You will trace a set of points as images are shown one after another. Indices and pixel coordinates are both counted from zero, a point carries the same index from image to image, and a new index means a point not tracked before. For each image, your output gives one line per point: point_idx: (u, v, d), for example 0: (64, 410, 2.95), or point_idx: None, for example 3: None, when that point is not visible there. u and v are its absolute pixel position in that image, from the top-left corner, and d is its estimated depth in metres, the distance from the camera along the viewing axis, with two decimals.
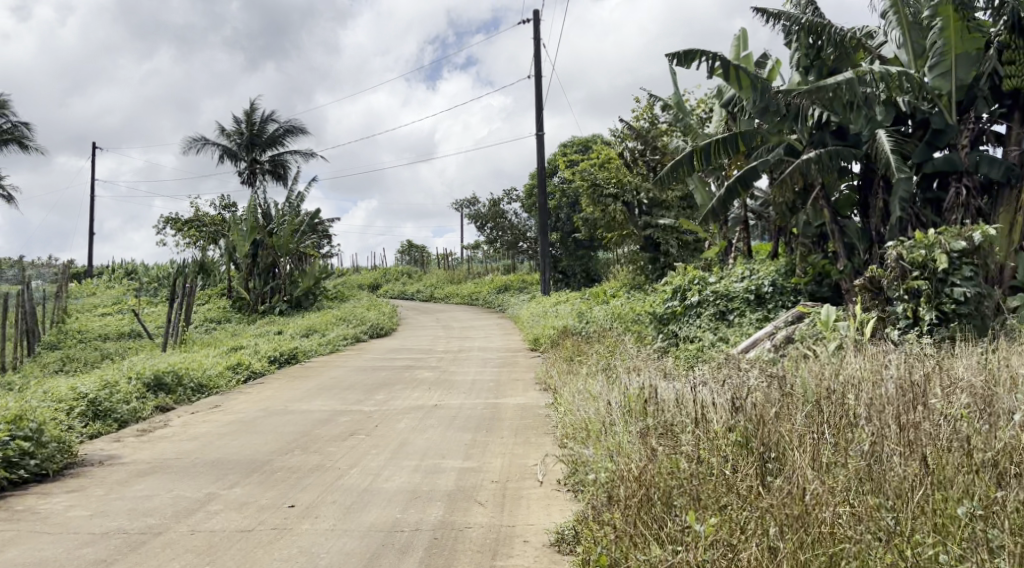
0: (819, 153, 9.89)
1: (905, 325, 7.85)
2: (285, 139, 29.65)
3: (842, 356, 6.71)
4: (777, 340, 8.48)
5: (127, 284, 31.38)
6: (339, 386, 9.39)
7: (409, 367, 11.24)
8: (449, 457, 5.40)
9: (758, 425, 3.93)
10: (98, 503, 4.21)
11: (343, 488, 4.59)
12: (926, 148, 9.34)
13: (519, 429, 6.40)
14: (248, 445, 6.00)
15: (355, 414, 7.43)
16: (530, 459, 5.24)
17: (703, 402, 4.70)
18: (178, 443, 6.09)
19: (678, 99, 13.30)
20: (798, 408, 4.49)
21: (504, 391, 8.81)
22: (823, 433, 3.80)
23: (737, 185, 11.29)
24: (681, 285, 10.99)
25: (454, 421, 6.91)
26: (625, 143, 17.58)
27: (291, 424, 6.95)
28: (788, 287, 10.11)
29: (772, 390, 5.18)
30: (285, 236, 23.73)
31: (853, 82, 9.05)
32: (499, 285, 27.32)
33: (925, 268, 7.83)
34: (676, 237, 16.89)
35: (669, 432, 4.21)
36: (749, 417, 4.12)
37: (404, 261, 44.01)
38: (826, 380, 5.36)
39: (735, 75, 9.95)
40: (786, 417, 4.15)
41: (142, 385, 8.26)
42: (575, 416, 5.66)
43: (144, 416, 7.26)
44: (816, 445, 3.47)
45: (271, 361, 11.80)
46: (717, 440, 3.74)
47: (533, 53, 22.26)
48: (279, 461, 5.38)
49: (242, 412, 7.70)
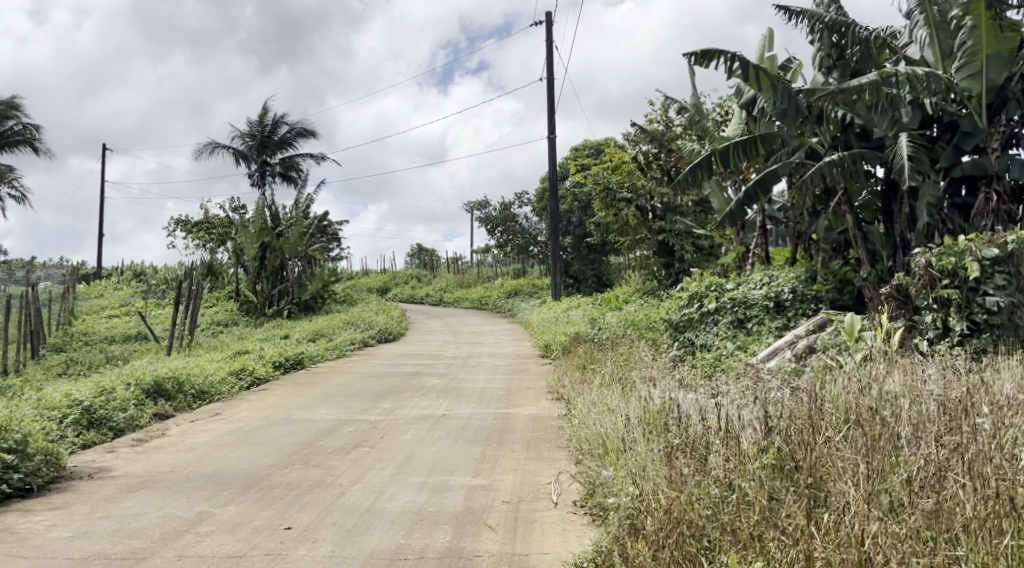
0: (842, 156, 9.54)
1: (935, 335, 7.49)
2: (295, 142, 29.52)
3: (871, 368, 6.36)
4: (798, 349, 8.14)
5: (135, 286, 31.30)
6: (344, 394, 9.13)
7: (416, 374, 10.96)
8: (458, 472, 5.11)
9: (792, 444, 3.63)
10: (83, 524, 3.96)
11: (344, 508, 4.31)
12: (953, 151, 8.96)
13: (532, 442, 6.09)
14: (247, 457, 5.74)
15: (360, 423, 7.16)
16: (543, 477, 4.93)
17: (730, 416, 4.40)
18: (174, 455, 5.84)
19: (695, 100, 12.97)
20: (832, 427, 4.18)
21: (515, 400, 8.50)
22: (864, 451, 3.49)
23: (756, 189, 10.94)
24: (697, 291, 10.63)
25: (463, 432, 6.60)
26: (638, 147, 17.37)
27: (293, 434, 6.67)
28: (809, 295, 9.74)
29: (803, 405, 4.84)
30: (294, 239, 23.54)
31: (878, 83, 8.64)
32: (510, 289, 27.00)
33: (955, 276, 7.42)
34: (691, 242, 16.53)
35: (694, 452, 3.92)
36: (780, 434, 3.82)
37: (414, 264, 43.81)
38: (860, 394, 5.02)
39: (754, 75, 9.59)
40: (822, 434, 3.83)
41: (141, 392, 8.02)
42: (591, 431, 5.33)
43: (141, 425, 7.02)
44: (861, 468, 3.17)
45: (276, 366, 11.55)
46: (748, 463, 3.45)
47: (546, 56, 22.00)
48: (278, 476, 5.10)
49: (243, 421, 7.43)
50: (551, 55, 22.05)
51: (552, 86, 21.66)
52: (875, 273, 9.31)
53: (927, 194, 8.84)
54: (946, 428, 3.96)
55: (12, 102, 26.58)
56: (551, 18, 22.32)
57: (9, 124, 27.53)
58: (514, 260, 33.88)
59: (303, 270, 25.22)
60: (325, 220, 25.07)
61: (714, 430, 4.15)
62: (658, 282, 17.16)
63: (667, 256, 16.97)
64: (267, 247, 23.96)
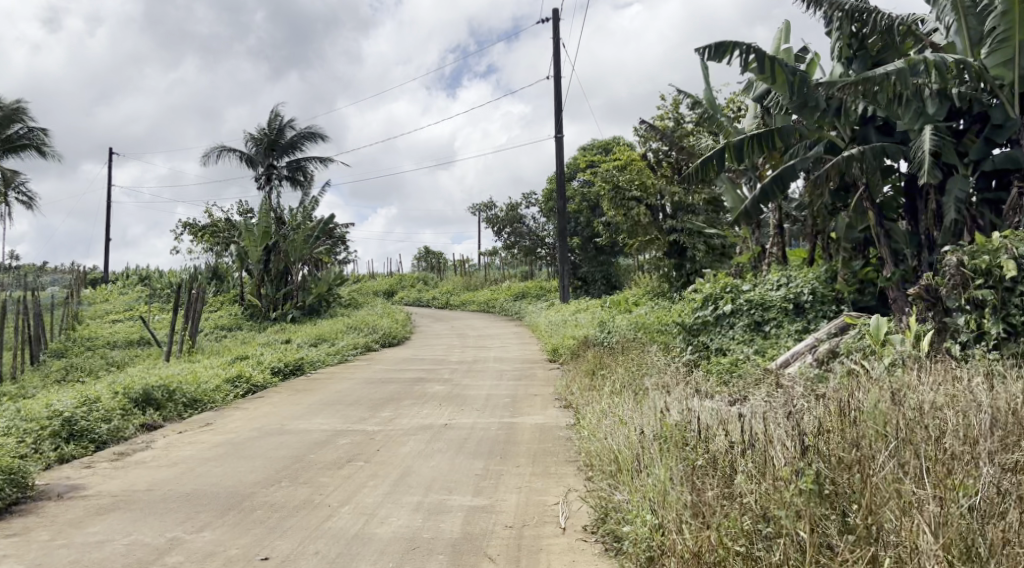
0: (863, 149, 9.04)
1: (970, 339, 6.93)
2: (302, 144, 29.22)
3: (903, 374, 5.89)
4: (820, 353, 7.67)
5: (140, 290, 31.06)
6: (342, 401, 8.74)
7: (419, 380, 10.53)
8: (457, 491, 4.68)
9: (832, 466, 3.23)
10: (37, 555, 3.59)
11: (329, 535, 3.91)
12: (984, 144, 8.44)
13: (538, 456, 5.65)
14: (231, 473, 5.36)
15: (357, 434, 6.75)
16: (549, 497, 4.50)
17: (756, 429, 3.99)
18: (153, 472, 5.46)
19: (709, 95, 12.53)
20: (873, 442, 3.75)
21: (521, 408, 8.05)
22: (917, 475, 3.08)
23: (773, 185, 10.46)
24: (712, 293, 10.17)
25: (465, 445, 6.18)
26: (649, 144, 16.91)
27: (284, 447, 6.29)
28: (830, 295, 9.26)
29: (836, 414, 4.40)
30: (298, 242, 23.20)
31: (905, 72, 8.07)
32: (517, 292, 26.54)
33: (990, 276, 6.84)
34: (703, 241, 16.05)
35: (720, 475, 3.51)
36: (818, 455, 3.41)
37: (421, 267, 43.52)
38: (894, 405, 4.59)
39: (770, 66, 9.09)
40: (863, 451, 3.42)
41: (127, 401, 7.68)
42: (602, 444, 4.91)
43: (125, 437, 6.67)
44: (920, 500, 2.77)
45: (274, 372, 11.19)
46: (784, 486, 3.05)
47: (552, 54, 21.61)
48: (261, 496, 4.71)
49: (234, 432, 7.06)
50: (557, 52, 21.64)
51: (558, 86, 21.28)
52: (899, 272, 8.70)
53: (956, 189, 8.34)
54: (1000, 448, 3.53)
55: (17, 106, 26.33)
56: (557, 15, 21.93)
57: (14, 128, 27.31)
58: (521, 263, 33.41)
59: (309, 273, 24.90)
60: (330, 222, 24.72)
61: (743, 447, 3.75)
62: (669, 284, 16.61)
63: (678, 257, 16.42)
64: (273, 250, 23.59)
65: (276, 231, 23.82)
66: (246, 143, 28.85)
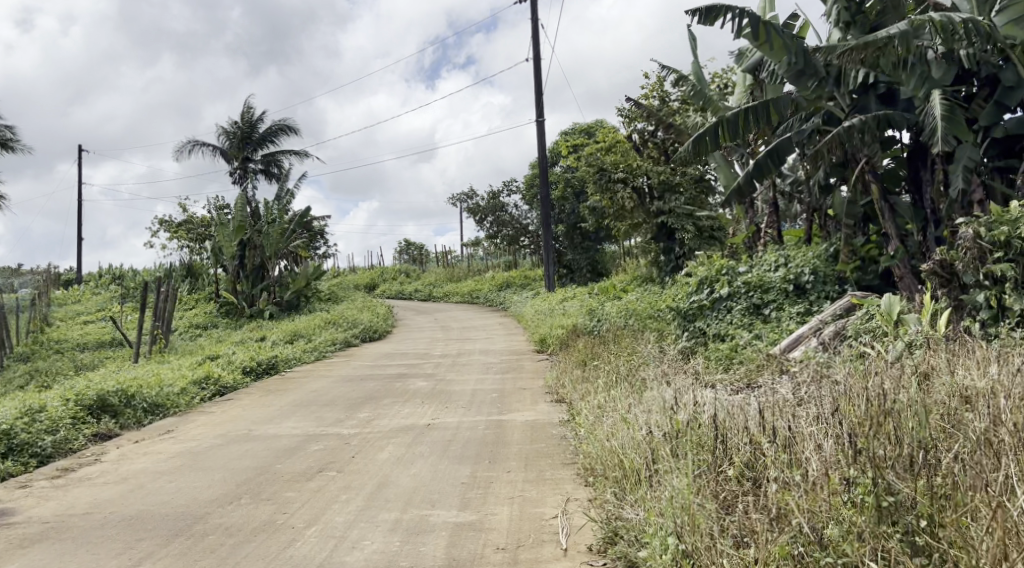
0: (867, 117, 8.42)
1: (989, 317, 6.33)
2: (277, 135, 28.35)
3: (924, 356, 5.38)
4: (825, 336, 7.16)
5: (113, 290, 30.07)
6: (317, 402, 8.14)
7: (400, 376, 9.93)
8: (441, 505, 4.11)
9: (898, 471, 2.70)
10: None
11: (290, 565, 3.33)
12: (993, 109, 7.83)
13: (531, 459, 5.08)
14: (186, 489, 4.76)
15: (330, 439, 6.14)
16: (546, 509, 3.94)
17: (783, 427, 3.43)
18: (96, 491, 4.85)
19: (696, 70, 11.99)
20: (931, 440, 3.20)
21: (511, 404, 7.46)
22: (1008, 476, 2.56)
23: (767, 161, 9.89)
24: (706, 276, 9.64)
25: (450, 447, 5.59)
26: (634, 125, 16.36)
27: (250, 455, 5.70)
28: (832, 275, 8.82)
29: (873, 397, 3.86)
30: (274, 236, 22.43)
31: (909, 34, 7.50)
32: (502, 280, 25.92)
33: (1009, 247, 6.21)
34: (692, 223, 15.50)
35: (757, 489, 2.98)
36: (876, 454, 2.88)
37: (402, 260, 42.83)
38: (929, 394, 4.04)
39: (765, 32, 8.42)
40: (929, 452, 2.89)
41: (79, 409, 7.06)
42: (604, 445, 4.33)
43: (73, 450, 6.10)
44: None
45: (247, 371, 10.56)
46: (848, 504, 2.53)
47: (532, 36, 20.95)
48: (215, 517, 4.12)
49: (196, 440, 6.46)
50: (537, 33, 21.02)
51: (539, 69, 20.60)
52: (904, 249, 8.10)
53: (964, 157, 7.78)
54: None
55: None
56: None
57: None
58: (504, 252, 32.72)
59: (286, 268, 24.13)
60: (306, 215, 23.92)
61: (772, 450, 3.22)
62: (659, 270, 16.20)
63: (667, 241, 15.92)
64: (247, 245, 22.90)
65: (252, 224, 23.03)
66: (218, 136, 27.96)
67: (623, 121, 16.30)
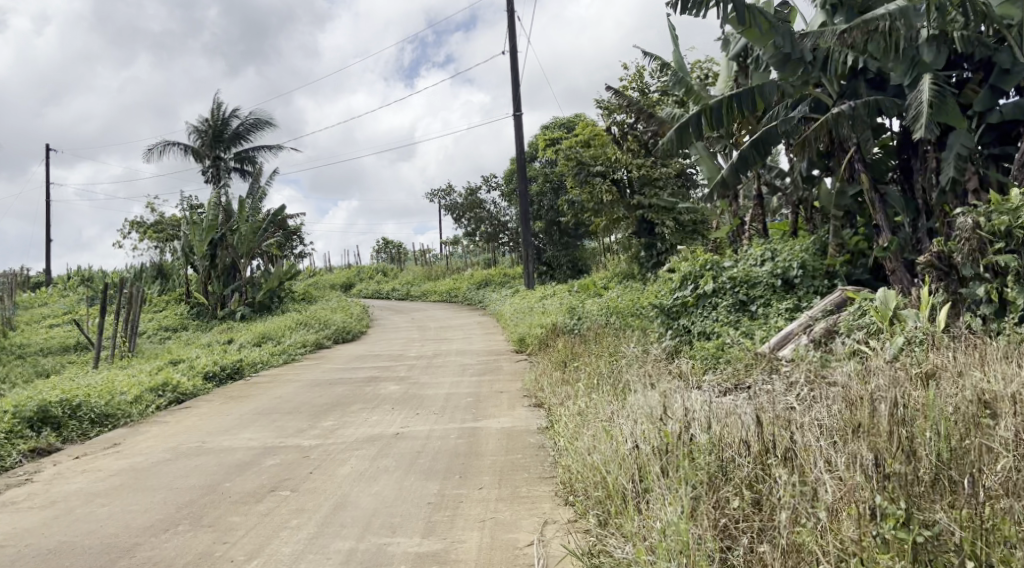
0: (856, 103, 8.07)
1: (992, 312, 5.97)
2: (250, 132, 27.60)
3: (925, 354, 5.03)
4: (815, 333, 6.80)
5: (80, 291, 29.13)
6: (281, 409, 7.62)
7: (372, 380, 9.45)
8: (402, 531, 3.64)
9: (936, 505, 2.29)
10: None
11: None
12: (988, 94, 7.52)
13: (506, 472, 4.64)
14: (120, 513, 4.25)
15: (288, 452, 5.65)
16: (520, 535, 3.50)
17: (786, 440, 3.03)
18: (17, 518, 4.32)
19: (676, 58, 11.59)
20: (960, 459, 2.79)
21: (485, 409, 6.99)
22: None
23: (754, 151, 9.52)
24: (690, 272, 9.27)
25: (418, 460, 5.12)
26: (614, 117, 15.96)
27: (198, 472, 5.19)
28: (820, 269, 8.47)
29: (886, 400, 3.45)
30: (245, 235, 21.72)
31: (907, 12, 7.11)
32: (481, 279, 25.41)
33: (1011, 238, 5.90)
34: (672, 217, 15.22)
35: (766, 527, 2.54)
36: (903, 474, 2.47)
37: (380, 259, 42.20)
38: (945, 396, 3.65)
39: (750, 16, 8.02)
40: (969, 477, 2.48)
41: (15, 423, 6.47)
42: (584, 461, 3.89)
43: (4, 469, 5.55)
44: None
45: (210, 376, 10.01)
46: (879, 547, 2.11)
47: (508, 28, 20.51)
48: (144, 550, 3.62)
49: (144, 454, 5.92)
50: (513, 25, 20.58)
51: (516, 62, 20.12)
52: (897, 241, 7.76)
53: (958, 143, 7.46)
54: None
55: None
56: None
57: None
58: (483, 249, 32.24)
59: (259, 268, 23.47)
60: (279, 213, 23.21)
61: (778, 471, 2.82)
62: (639, 265, 15.87)
63: (647, 236, 15.60)
64: (218, 245, 22.20)
65: (224, 223, 22.34)
66: (188, 133, 27.12)
67: (602, 112, 15.91)
